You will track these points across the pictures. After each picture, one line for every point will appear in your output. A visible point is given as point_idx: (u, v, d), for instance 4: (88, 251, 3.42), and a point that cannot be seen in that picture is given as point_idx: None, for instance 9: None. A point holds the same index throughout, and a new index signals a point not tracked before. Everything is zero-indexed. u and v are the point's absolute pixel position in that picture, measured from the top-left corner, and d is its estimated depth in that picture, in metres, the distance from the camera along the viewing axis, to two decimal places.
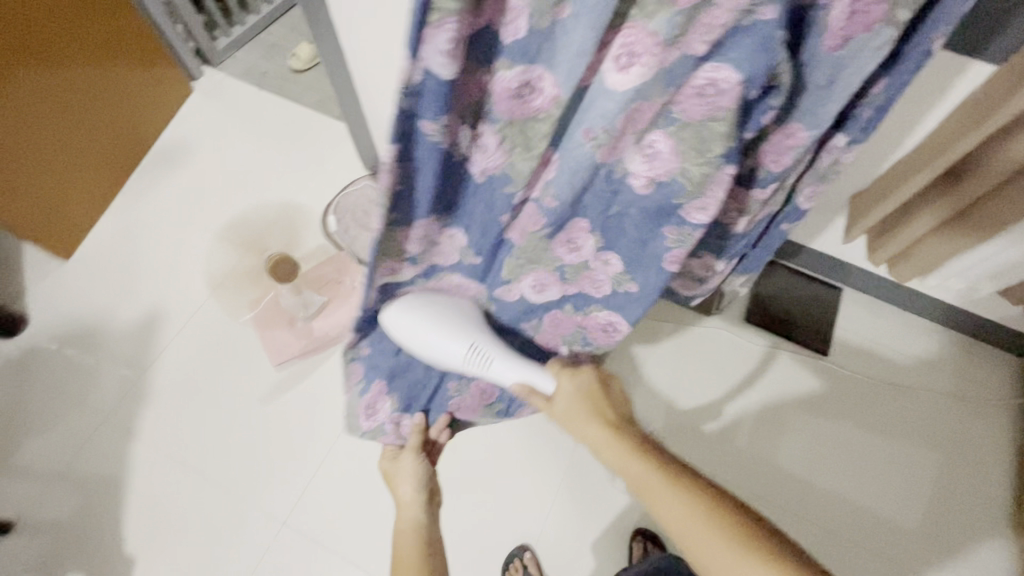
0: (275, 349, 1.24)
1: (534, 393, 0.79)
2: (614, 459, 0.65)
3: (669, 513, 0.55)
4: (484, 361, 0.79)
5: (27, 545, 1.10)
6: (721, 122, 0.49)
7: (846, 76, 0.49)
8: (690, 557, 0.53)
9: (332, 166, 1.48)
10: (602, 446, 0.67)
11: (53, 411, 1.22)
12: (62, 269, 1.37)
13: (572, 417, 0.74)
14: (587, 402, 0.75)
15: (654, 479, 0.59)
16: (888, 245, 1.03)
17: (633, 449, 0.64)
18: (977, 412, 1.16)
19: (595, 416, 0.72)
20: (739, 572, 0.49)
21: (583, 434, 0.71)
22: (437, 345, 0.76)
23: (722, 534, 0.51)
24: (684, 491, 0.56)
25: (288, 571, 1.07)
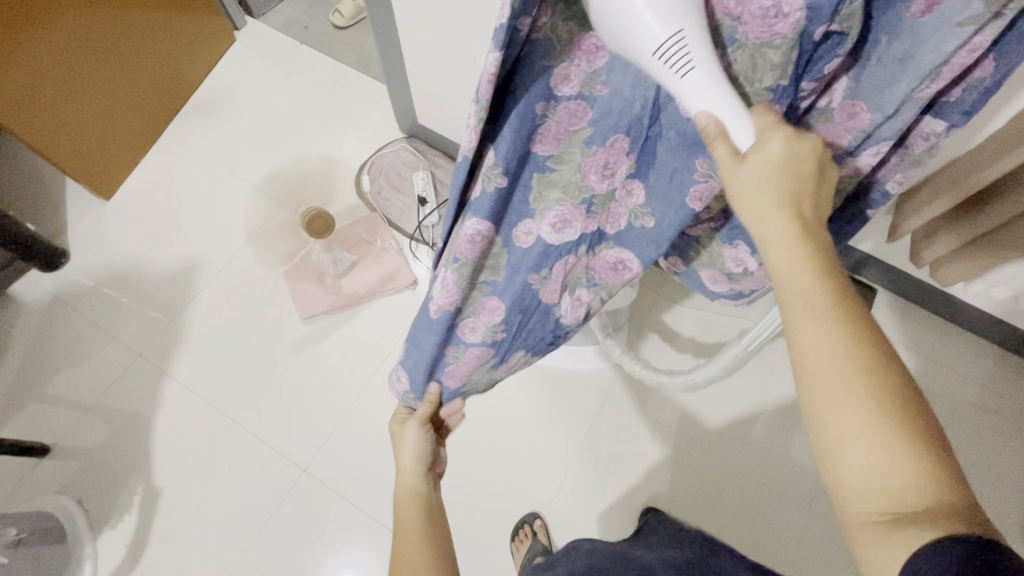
0: (304, 303, 1.27)
1: (719, 140, 0.42)
2: (773, 252, 0.42)
3: (814, 349, 0.39)
4: (681, 66, 0.39)
5: (62, 470, 1.16)
6: (777, 51, 0.42)
7: (925, 52, 0.43)
8: (802, 390, 0.40)
9: (369, 126, 1.47)
10: (774, 238, 0.42)
11: (89, 345, 1.26)
12: (102, 209, 1.40)
13: (752, 198, 0.43)
14: (784, 181, 0.43)
15: (820, 302, 0.39)
16: (924, 252, 1.02)
17: (812, 253, 0.41)
18: (1001, 425, 1.14)
19: (787, 208, 0.42)
20: (871, 438, 0.36)
21: (751, 213, 0.43)
22: (620, 8, 0.38)
23: (870, 395, 0.36)
24: (854, 339, 0.38)
25: (307, 514, 1.11)
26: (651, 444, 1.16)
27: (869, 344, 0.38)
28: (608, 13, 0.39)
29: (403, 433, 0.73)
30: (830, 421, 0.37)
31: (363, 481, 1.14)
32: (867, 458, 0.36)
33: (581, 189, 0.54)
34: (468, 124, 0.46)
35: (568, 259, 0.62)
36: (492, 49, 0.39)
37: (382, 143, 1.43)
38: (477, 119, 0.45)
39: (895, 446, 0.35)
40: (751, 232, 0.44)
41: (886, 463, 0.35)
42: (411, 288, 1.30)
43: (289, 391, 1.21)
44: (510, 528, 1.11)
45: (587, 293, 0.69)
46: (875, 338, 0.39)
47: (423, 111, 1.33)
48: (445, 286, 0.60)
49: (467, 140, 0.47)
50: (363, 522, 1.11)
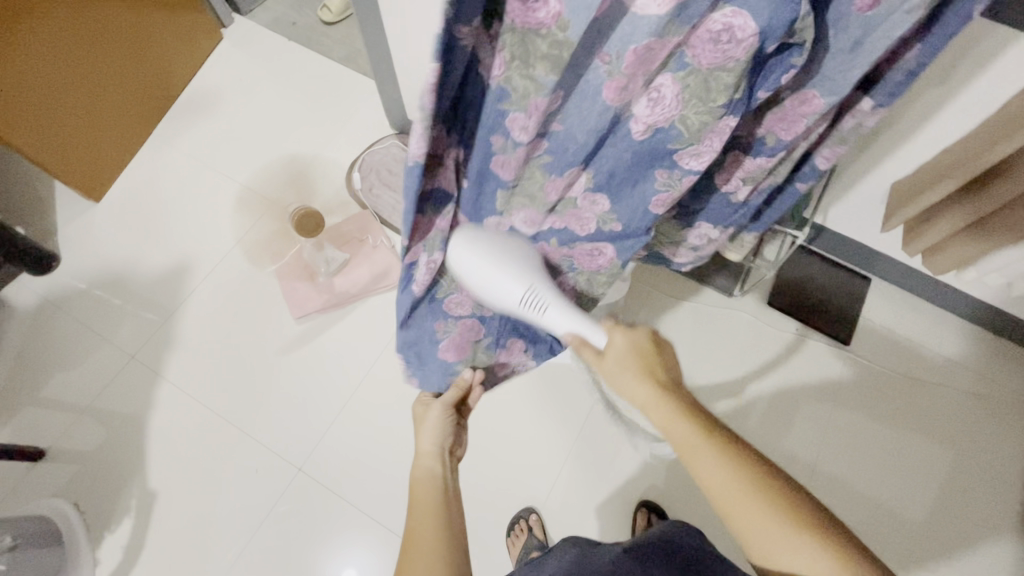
0: (296, 303, 1.26)
1: (585, 347, 0.64)
2: (656, 414, 0.58)
3: (715, 487, 0.53)
4: (540, 305, 0.64)
5: (57, 473, 1.16)
6: (729, 73, 0.46)
7: (873, 40, 0.47)
8: (723, 516, 0.53)
9: (359, 122, 1.46)
10: (649, 405, 0.59)
11: (82, 348, 1.26)
12: (92, 211, 1.39)
13: (625, 378, 0.61)
14: (641, 358, 0.62)
15: (699, 443, 0.54)
16: (919, 239, 1.00)
17: (679, 407, 0.57)
18: (995, 412, 1.14)
19: (649, 378, 0.60)
20: (781, 539, 0.49)
21: (629, 390, 0.61)
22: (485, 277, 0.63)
23: (767, 506, 0.50)
24: (737, 472, 0.52)
25: (303, 513, 1.12)
26: None
27: (748, 467, 0.53)
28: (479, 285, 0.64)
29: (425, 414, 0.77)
30: (750, 535, 0.51)
31: (358, 480, 1.14)
32: (788, 556, 0.49)
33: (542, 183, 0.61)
34: (414, 131, 0.46)
35: (543, 247, 0.71)
36: (431, 59, 0.41)
37: (372, 140, 1.42)
38: (424, 126, 0.45)
39: (802, 539, 0.49)
40: (634, 403, 0.61)
41: (801, 556, 0.49)
42: None
43: (283, 390, 1.21)
44: (506, 524, 1.12)
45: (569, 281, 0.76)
46: (751, 458, 0.53)
47: (413, 107, 1.32)
48: (431, 266, 0.65)
49: (416, 146, 0.47)
50: (359, 520, 1.11)
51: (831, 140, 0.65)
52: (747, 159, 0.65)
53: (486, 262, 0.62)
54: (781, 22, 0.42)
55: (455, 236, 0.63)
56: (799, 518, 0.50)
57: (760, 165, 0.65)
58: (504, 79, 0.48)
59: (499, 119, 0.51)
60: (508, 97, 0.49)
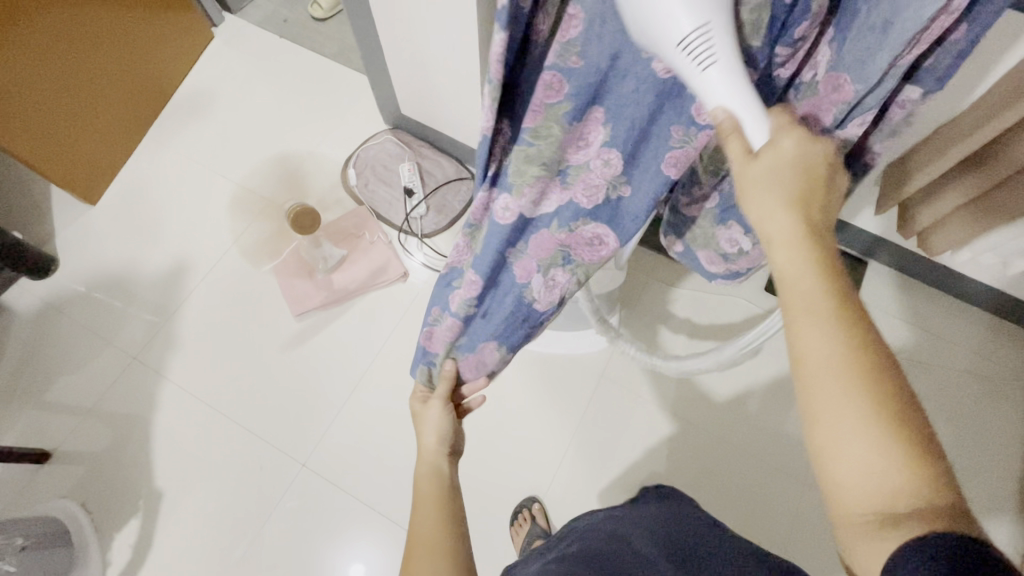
0: (296, 299, 1.27)
1: (734, 134, 0.44)
2: (777, 254, 0.43)
3: (811, 348, 0.40)
4: (704, 58, 0.41)
5: (64, 474, 1.17)
6: (744, 3, 0.43)
7: (903, 19, 0.41)
8: (798, 387, 0.41)
9: (353, 118, 1.46)
10: (777, 240, 0.43)
11: (84, 350, 1.27)
12: (89, 214, 1.40)
13: (761, 195, 0.44)
14: (793, 181, 0.44)
15: (820, 303, 0.40)
16: (917, 218, 1.00)
17: (819, 255, 0.42)
18: (993, 390, 1.15)
19: (799, 206, 0.43)
20: (863, 434, 0.37)
21: (760, 209, 0.44)
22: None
23: (863, 396, 0.38)
24: (851, 342, 0.39)
25: (309, 508, 1.13)
26: (646, 425, 1.17)
27: (864, 344, 0.39)
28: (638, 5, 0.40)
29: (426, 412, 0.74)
30: (826, 416, 0.39)
31: (363, 473, 1.15)
32: (862, 458, 0.37)
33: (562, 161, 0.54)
34: (482, 104, 0.46)
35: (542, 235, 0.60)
36: (498, 29, 0.39)
37: (366, 136, 1.42)
38: (492, 98, 0.45)
39: (889, 447, 0.37)
40: (761, 232, 0.44)
41: (867, 447, 0.37)
42: (402, 281, 1.29)
43: (286, 387, 1.21)
44: (509, 513, 1.12)
45: (562, 274, 0.66)
46: (872, 344, 0.39)
47: (406, 102, 1.31)
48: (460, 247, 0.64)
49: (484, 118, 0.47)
50: (364, 513, 1.12)
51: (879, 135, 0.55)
52: None
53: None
54: None
55: None
56: (893, 411, 0.37)
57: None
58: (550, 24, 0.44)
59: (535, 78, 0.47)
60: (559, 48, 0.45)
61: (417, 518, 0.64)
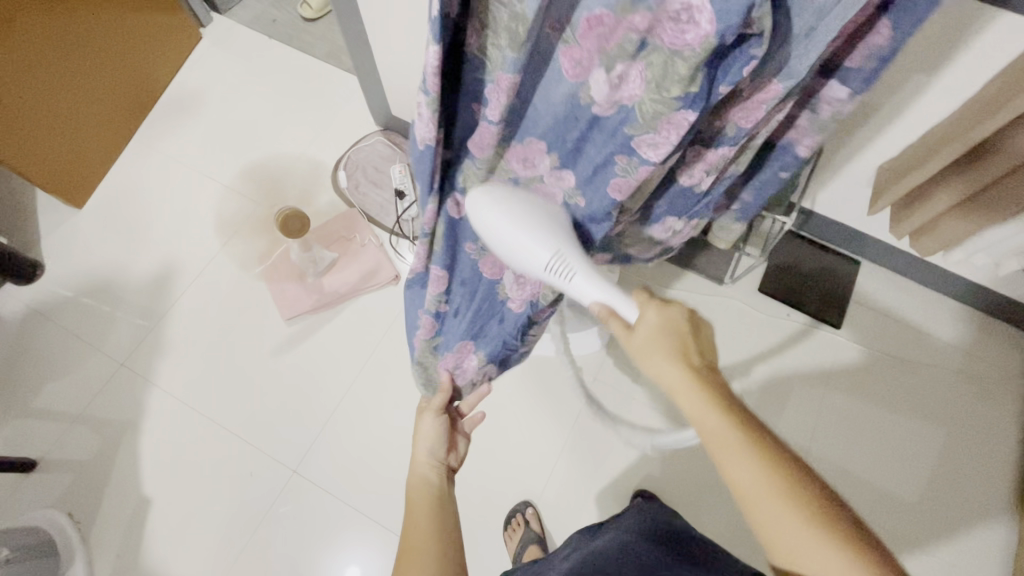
0: (287, 304, 1.25)
1: (613, 317, 0.57)
2: (686, 404, 0.51)
3: (739, 478, 0.46)
4: (567, 272, 0.56)
5: (50, 483, 1.15)
6: (685, 62, 0.41)
7: (827, 23, 0.45)
8: (747, 518, 0.47)
9: (343, 119, 1.44)
10: (677, 391, 0.51)
11: (70, 356, 1.25)
12: (75, 218, 1.37)
13: (654, 354, 0.53)
14: (672, 337, 0.54)
15: (732, 437, 0.47)
16: (909, 219, 1.00)
17: (712, 395, 0.50)
18: (985, 391, 1.15)
19: (682, 359, 0.52)
20: (821, 550, 0.43)
21: (657, 371, 0.53)
22: (520, 242, 0.55)
23: (802, 514, 0.44)
24: (768, 468, 0.46)
25: (300, 515, 1.11)
26: (641, 428, 1.16)
27: (780, 463, 0.46)
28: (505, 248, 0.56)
29: (420, 424, 0.74)
30: (782, 542, 0.45)
31: (354, 478, 1.14)
32: (830, 573, 0.43)
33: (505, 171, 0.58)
34: (421, 115, 0.45)
35: None
36: (431, 40, 0.40)
37: (356, 137, 1.41)
38: (429, 109, 0.44)
39: (841, 556, 0.43)
40: (662, 386, 0.53)
41: (823, 556, 0.43)
42: (394, 283, 1.28)
43: (276, 393, 1.20)
44: (503, 519, 1.11)
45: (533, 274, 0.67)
46: (784, 461, 0.47)
47: (396, 103, 1.30)
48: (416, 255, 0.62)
49: (423, 130, 0.46)
50: (357, 520, 1.11)
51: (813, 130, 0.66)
52: (708, 151, 0.60)
53: (512, 227, 0.55)
54: (736, 15, 0.37)
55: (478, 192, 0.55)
56: (829, 518, 0.44)
57: (723, 156, 0.60)
58: (480, 48, 0.44)
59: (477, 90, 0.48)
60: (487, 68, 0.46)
61: (408, 524, 0.63)
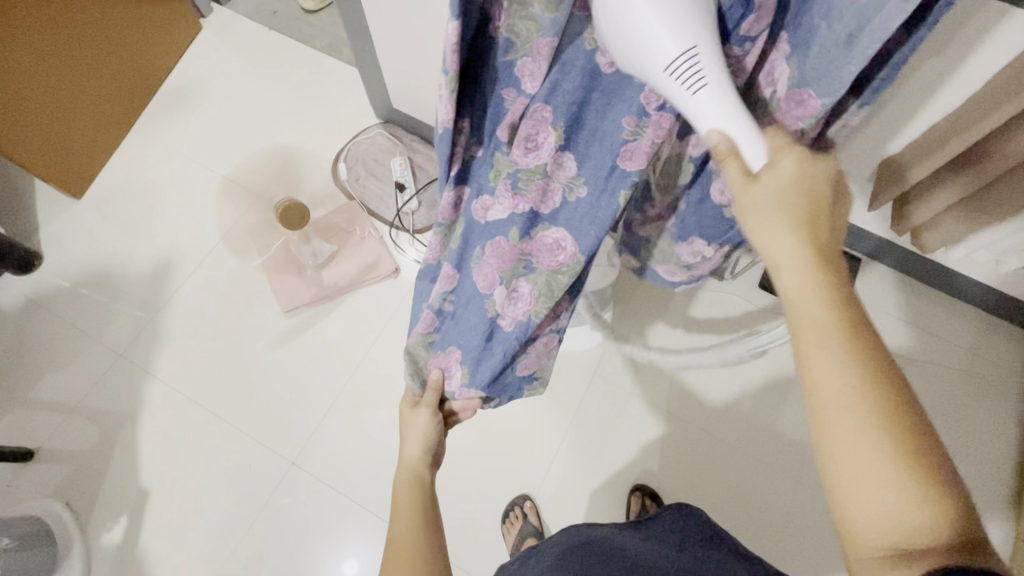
0: (285, 296, 1.25)
1: (732, 159, 0.45)
2: (789, 280, 0.42)
3: (822, 376, 0.40)
4: (694, 81, 0.42)
5: (48, 473, 1.15)
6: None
7: (868, 34, 0.41)
8: (812, 421, 0.41)
9: (344, 112, 1.44)
10: (784, 264, 0.43)
11: (69, 346, 1.25)
12: (74, 208, 1.37)
13: (766, 216, 0.44)
14: (800, 202, 0.44)
15: (833, 330, 0.40)
16: (910, 217, 0.99)
17: (827, 279, 0.42)
18: (985, 389, 1.15)
19: (804, 231, 0.43)
20: (886, 475, 0.37)
21: (767, 238, 0.44)
22: (649, 28, 0.40)
23: (884, 433, 0.37)
24: (865, 374, 0.39)
25: (297, 508, 1.11)
26: (640, 423, 1.16)
27: (879, 376, 0.39)
28: (626, 31, 0.40)
29: (414, 420, 0.71)
30: (843, 455, 0.39)
31: (352, 471, 1.14)
32: (880, 498, 0.37)
33: (508, 162, 0.53)
34: (440, 95, 0.43)
35: (500, 241, 0.58)
36: (450, 17, 0.37)
37: (357, 130, 1.40)
38: (449, 90, 0.42)
39: (912, 487, 0.36)
40: (766, 256, 0.44)
41: (883, 479, 0.37)
42: (394, 276, 1.28)
43: (275, 386, 1.20)
44: (502, 512, 1.11)
45: (525, 284, 0.64)
46: (887, 373, 0.39)
47: (397, 96, 1.29)
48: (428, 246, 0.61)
49: (443, 111, 0.44)
50: (355, 513, 1.11)
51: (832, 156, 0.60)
52: None
53: (645, 3, 0.39)
54: None
55: None
56: (915, 448, 0.37)
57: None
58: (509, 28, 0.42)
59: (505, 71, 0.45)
60: (515, 48, 0.44)
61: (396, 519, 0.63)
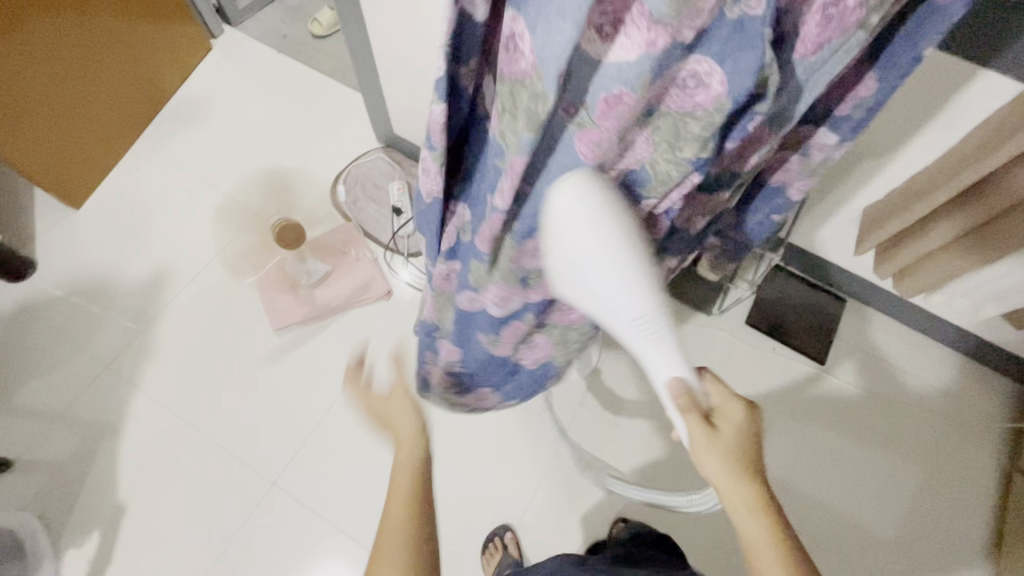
0: (276, 313, 1.26)
1: (692, 407, 0.56)
2: (749, 530, 0.56)
3: None
4: (654, 336, 0.51)
5: (24, 483, 1.13)
6: (697, 122, 0.44)
7: (815, 82, 0.47)
8: None
9: (346, 135, 1.47)
10: (741, 512, 0.56)
11: (57, 354, 1.24)
12: (72, 217, 1.38)
13: (727, 467, 0.56)
14: (745, 453, 0.58)
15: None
16: (892, 261, 1.03)
17: (774, 527, 0.55)
18: (967, 432, 1.17)
19: (751, 483, 0.57)
20: None
21: (722, 488, 0.57)
22: (612, 296, 0.47)
23: None
24: None
25: (276, 529, 1.10)
26: (623, 455, 1.17)
27: None
28: (592, 294, 0.47)
29: None
30: None
31: (333, 492, 1.13)
32: None
33: (509, 264, 0.56)
34: (427, 167, 0.49)
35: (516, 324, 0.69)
36: (436, 100, 0.42)
37: (357, 153, 1.43)
38: (435, 163, 0.48)
39: None
40: (727, 500, 0.57)
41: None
42: (386, 298, 1.29)
43: (261, 402, 1.20)
44: (482, 541, 1.11)
45: (543, 338, 0.78)
46: None
47: (399, 122, 1.33)
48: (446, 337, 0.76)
49: (429, 182, 0.50)
50: (332, 536, 1.10)
51: (801, 174, 0.68)
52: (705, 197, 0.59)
53: (612, 266, 0.44)
54: (745, 78, 0.40)
55: (574, 197, 0.44)
56: None
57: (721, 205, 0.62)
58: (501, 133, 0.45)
59: (496, 175, 0.49)
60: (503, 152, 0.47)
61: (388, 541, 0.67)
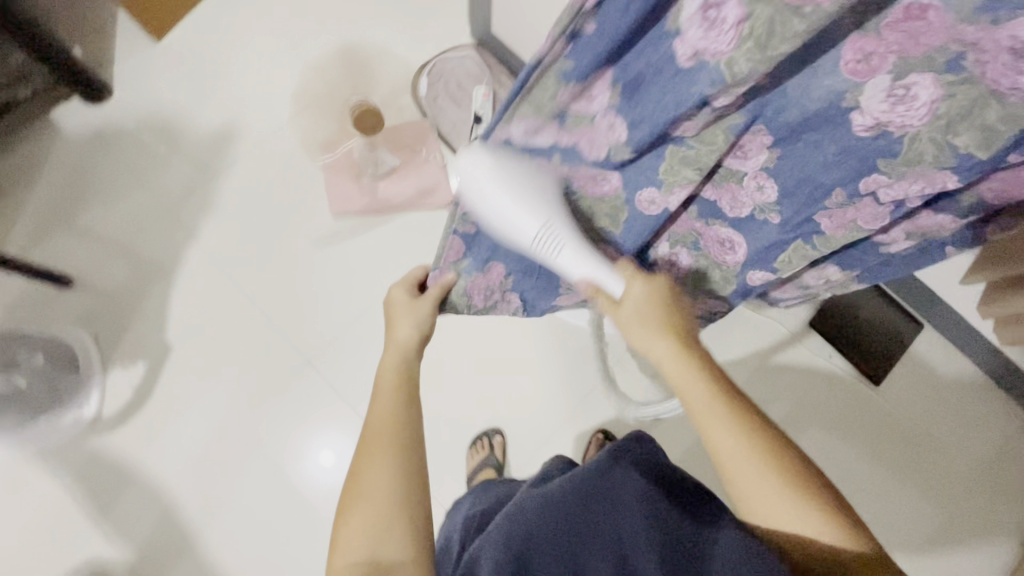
0: (338, 198, 1.23)
1: (600, 293, 0.64)
2: (682, 382, 0.59)
3: (721, 445, 0.55)
4: (555, 248, 0.60)
5: (80, 301, 1.19)
6: (996, 107, 0.40)
7: None
8: (725, 481, 0.56)
9: (441, 24, 1.35)
10: (668, 360, 0.60)
11: (123, 187, 1.26)
12: (152, 49, 1.34)
13: (643, 325, 0.62)
14: (659, 307, 0.63)
15: (713, 409, 0.57)
16: (1000, 304, 0.92)
17: (699, 371, 0.59)
18: (1003, 488, 1.13)
19: (666, 333, 0.61)
20: (781, 498, 0.54)
21: (649, 345, 0.61)
22: (511, 217, 0.56)
23: (770, 471, 0.54)
24: (740, 424, 0.56)
25: (302, 402, 1.15)
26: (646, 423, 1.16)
27: (752, 431, 0.56)
28: (496, 223, 0.58)
29: None
30: (752, 495, 0.55)
31: (361, 384, 1.16)
32: (789, 518, 0.53)
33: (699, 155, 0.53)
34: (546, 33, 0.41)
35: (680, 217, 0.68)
36: None
37: (449, 46, 1.32)
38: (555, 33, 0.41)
39: (806, 508, 0.53)
40: (654, 357, 0.62)
41: (789, 508, 0.53)
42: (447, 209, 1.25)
43: (308, 281, 1.21)
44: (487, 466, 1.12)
45: (686, 254, 0.73)
46: (761, 428, 0.56)
47: (500, 22, 1.20)
48: None
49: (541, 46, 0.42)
50: (352, 423, 1.14)
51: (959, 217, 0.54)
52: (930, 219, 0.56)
53: (507, 196, 0.55)
54: None
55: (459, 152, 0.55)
56: (793, 475, 0.54)
57: (941, 223, 0.56)
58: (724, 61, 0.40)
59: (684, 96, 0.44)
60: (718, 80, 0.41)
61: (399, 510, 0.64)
